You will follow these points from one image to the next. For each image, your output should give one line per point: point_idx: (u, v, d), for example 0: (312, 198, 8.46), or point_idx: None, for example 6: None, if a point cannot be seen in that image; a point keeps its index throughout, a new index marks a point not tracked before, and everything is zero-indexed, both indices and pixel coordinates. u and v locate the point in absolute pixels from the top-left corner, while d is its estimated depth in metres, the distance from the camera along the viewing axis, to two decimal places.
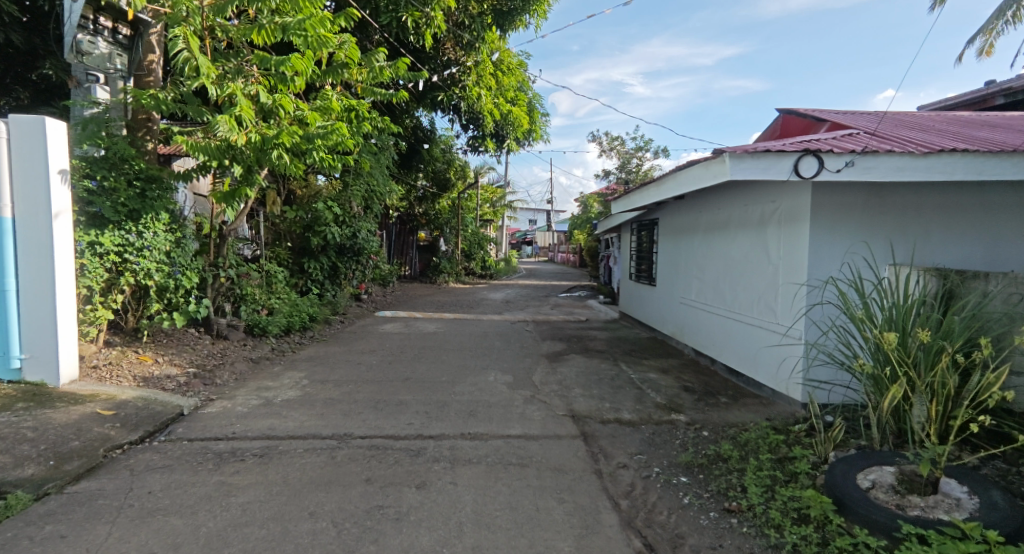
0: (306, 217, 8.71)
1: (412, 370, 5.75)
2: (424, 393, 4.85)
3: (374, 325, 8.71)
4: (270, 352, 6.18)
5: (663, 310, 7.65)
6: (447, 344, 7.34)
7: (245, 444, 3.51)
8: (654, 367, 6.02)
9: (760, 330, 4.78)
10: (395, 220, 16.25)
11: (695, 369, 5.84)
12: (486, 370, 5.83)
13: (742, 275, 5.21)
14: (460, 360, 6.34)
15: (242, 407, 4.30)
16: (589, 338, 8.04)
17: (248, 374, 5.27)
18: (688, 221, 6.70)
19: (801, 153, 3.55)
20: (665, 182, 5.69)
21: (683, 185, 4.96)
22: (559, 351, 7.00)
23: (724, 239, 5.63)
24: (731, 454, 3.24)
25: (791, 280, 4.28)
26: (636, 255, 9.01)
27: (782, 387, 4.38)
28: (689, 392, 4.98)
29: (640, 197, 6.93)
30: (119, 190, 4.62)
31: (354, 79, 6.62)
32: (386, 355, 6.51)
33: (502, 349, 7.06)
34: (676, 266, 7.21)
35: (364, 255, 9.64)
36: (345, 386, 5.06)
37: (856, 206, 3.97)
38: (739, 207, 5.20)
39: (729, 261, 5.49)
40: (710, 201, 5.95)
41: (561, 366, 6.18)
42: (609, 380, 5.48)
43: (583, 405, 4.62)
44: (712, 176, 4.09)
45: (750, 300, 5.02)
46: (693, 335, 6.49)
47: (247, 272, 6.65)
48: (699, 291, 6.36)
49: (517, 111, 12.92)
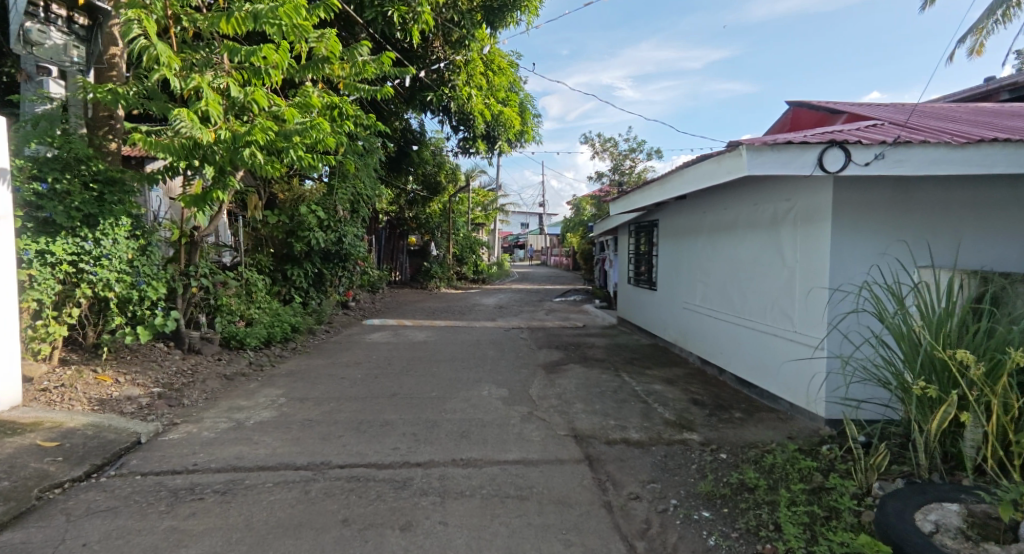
0: (289, 222, 8.29)
1: (400, 385, 5.34)
2: (412, 412, 4.44)
3: (361, 335, 8.28)
4: (248, 366, 5.75)
5: (664, 315, 7.31)
6: (438, 354, 6.94)
7: (207, 479, 3.08)
8: (658, 378, 5.67)
9: (774, 339, 4.45)
10: (384, 224, 15.82)
11: (702, 380, 5.49)
12: (480, 384, 5.44)
13: (751, 280, 4.89)
14: (451, 371, 5.95)
15: (209, 432, 3.88)
16: (587, 345, 7.68)
17: (220, 392, 4.85)
18: (691, 222, 6.36)
19: (827, 145, 3.20)
20: (668, 181, 5.34)
21: (689, 184, 4.61)
22: (556, 361, 6.63)
23: (731, 241, 5.30)
24: (758, 483, 2.88)
25: (809, 286, 3.95)
26: (634, 258, 8.67)
27: (802, 401, 4.04)
28: (699, 406, 4.62)
29: (639, 197, 6.56)
30: (73, 193, 4.18)
31: (336, 75, 6.23)
32: (373, 368, 6.10)
33: (497, 359, 6.68)
34: (678, 269, 6.86)
35: (351, 261, 9.22)
36: (326, 404, 4.64)
37: (881, 203, 3.64)
38: (748, 206, 4.87)
39: (738, 265, 5.14)
40: (716, 201, 5.61)
41: (560, 377, 5.81)
42: (612, 393, 5.11)
43: (586, 423, 4.25)
44: (725, 172, 3.72)
45: (761, 307, 4.69)
46: (698, 342, 6.15)
47: (223, 281, 6.23)
48: (703, 296, 6.03)
49: (509, 111, 12.56)
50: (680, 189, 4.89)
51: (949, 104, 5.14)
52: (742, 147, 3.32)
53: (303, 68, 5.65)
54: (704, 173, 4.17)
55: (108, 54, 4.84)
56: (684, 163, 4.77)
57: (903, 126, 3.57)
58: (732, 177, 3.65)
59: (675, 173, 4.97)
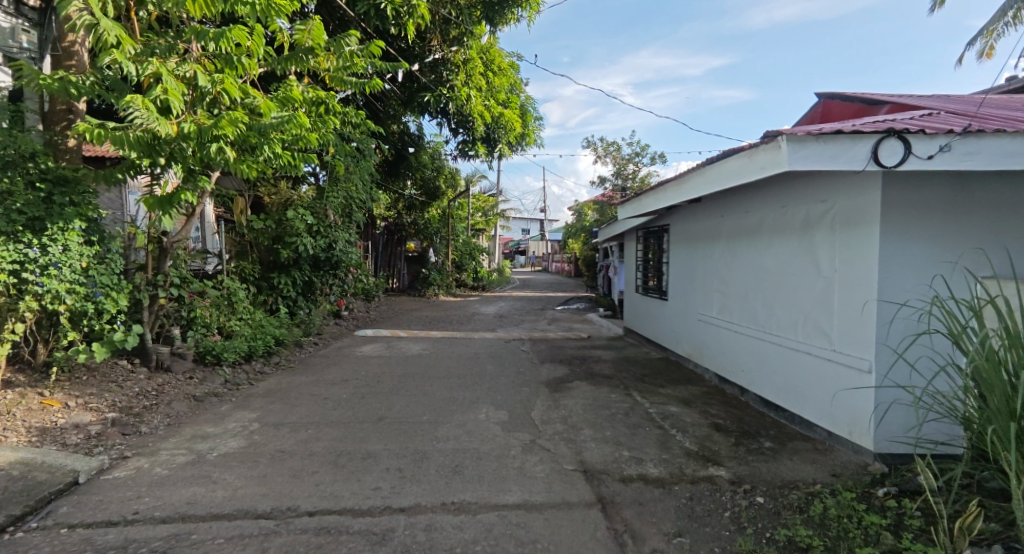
0: (276, 227, 7.83)
1: (388, 407, 4.83)
2: (400, 441, 3.93)
3: (352, 348, 7.78)
4: (222, 386, 5.22)
5: (675, 326, 6.83)
6: (432, 370, 6.42)
7: (145, 534, 2.57)
8: (673, 398, 5.16)
9: (808, 358, 3.96)
10: (381, 230, 15.34)
11: (721, 401, 4.98)
12: (478, 406, 4.92)
13: (779, 289, 4.40)
14: (446, 391, 5.43)
15: (163, 467, 3.37)
16: (593, 360, 7.15)
17: (186, 417, 4.34)
18: (707, 227, 5.87)
19: (884, 134, 2.69)
20: (684, 182, 4.89)
21: (712, 184, 4.14)
22: (560, 377, 6.12)
23: (754, 246, 4.82)
24: (813, 543, 2.37)
25: (853, 298, 3.46)
26: (642, 265, 8.19)
27: (843, 430, 3.54)
28: (722, 433, 4.10)
29: (650, 200, 6.07)
30: (16, 194, 3.73)
31: (322, 67, 5.77)
32: (360, 386, 5.58)
33: (496, 376, 6.16)
34: (691, 277, 6.37)
35: (343, 269, 8.77)
36: (303, 432, 4.13)
37: (938, 203, 3.15)
38: (775, 208, 4.40)
39: (764, 273, 4.66)
40: (737, 203, 5.13)
41: (564, 396, 5.29)
42: (623, 417, 4.60)
43: (595, 455, 3.73)
44: (759, 168, 3.24)
45: (792, 321, 4.20)
46: (715, 358, 5.65)
47: (198, 291, 5.74)
48: (721, 307, 5.54)
49: (510, 114, 12.11)
50: (701, 191, 4.42)
51: (996, 97, 4.66)
52: (781, 138, 2.83)
53: (283, 59, 5.21)
54: (731, 170, 3.68)
55: (65, 41, 4.38)
56: (705, 162, 4.31)
57: (962, 115, 3.10)
58: (765, 175, 3.16)
59: (695, 172, 4.51)
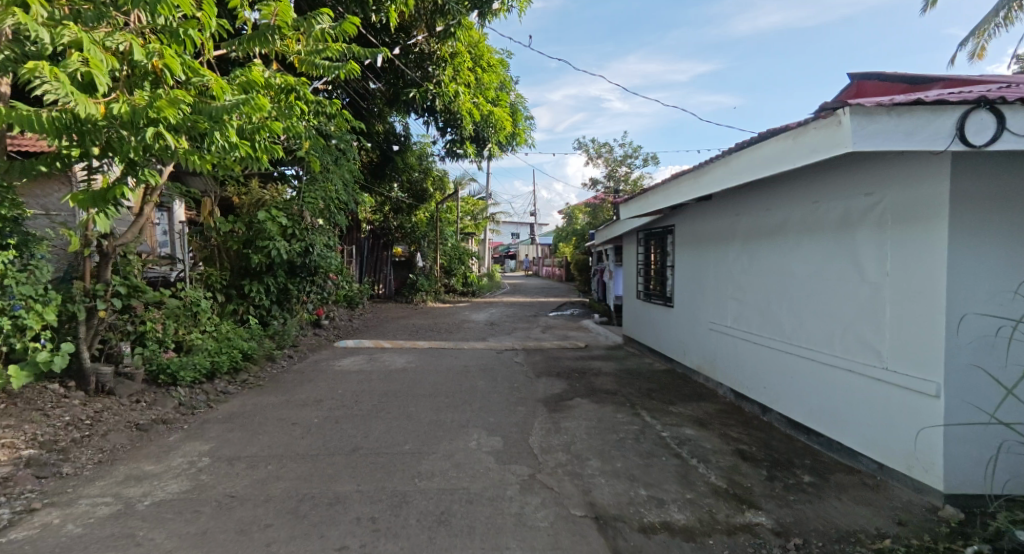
0: (247, 231, 7.21)
1: (365, 435, 4.21)
2: (375, 480, 3.33)
3: (331, 361, 7.14)
4: (174, 411, 4.54)
5: (682, 336, 6.30)
6: (418, 386, 5.80)
7: None
8: (686, 418, 4.61)
9: (849, 375, 3.45)
10: (366, 234, 14.64)
11: (741, 422, 4.44)
12: (468, 432, 4.31)
13: (809, 295, 3.90)
14: (432, 412, 4.83)
15: (78, 521, 2.73)
16: (593, 372, 6.59)
17: (125, 450, 3.69)
18: (718, 227, 5.37)
19: (974, 104, 2.22)
20: (702, 175, 4.39)
21: (741, 173, 3.65)
22: (559, 394, 5.54)
23: (776, 248, 4.32)
24: None
25: (911, 307, 2.97)
26: (643, 269, 7.66)
27: (901, 464, 3.04)
28: (751, 463, 3.55)
29: (657, 197, 5.57)
30: None
31: (292, 50, 5.18)
32: (335, 408, 4.94)
33: (488, 393, 5.56)
34: (700, 283, 5.85)
35: (321, 275, 8.16)
36: (261, 469, 3.49)
37: (1016, 197, 2.70)
38: (804, 204, 3.90)
39: (789, 279, 4.15)
40: (755, 199, 4.63)
41: (565, 418, 4.71)
42: (633, 443, 4.03)
43: (607, 494, 3.16)
44: (807, 153, 2.78)
45: (826, 333, 3.70)
46: (729, 372, 5.13)
47: (143, 307, 5.05)
48: (736, 316, 5.03)
49: (500, 112, 11.55)
50: (724, 184, 3.93)
51: None
52: (843, 111, 2.38)
53: (246, 39, 4.63)
54: (772, 155, 3.18)
55: None
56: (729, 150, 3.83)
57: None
58: (816, 160, 2.71)
59: (717, 163, 4.01)
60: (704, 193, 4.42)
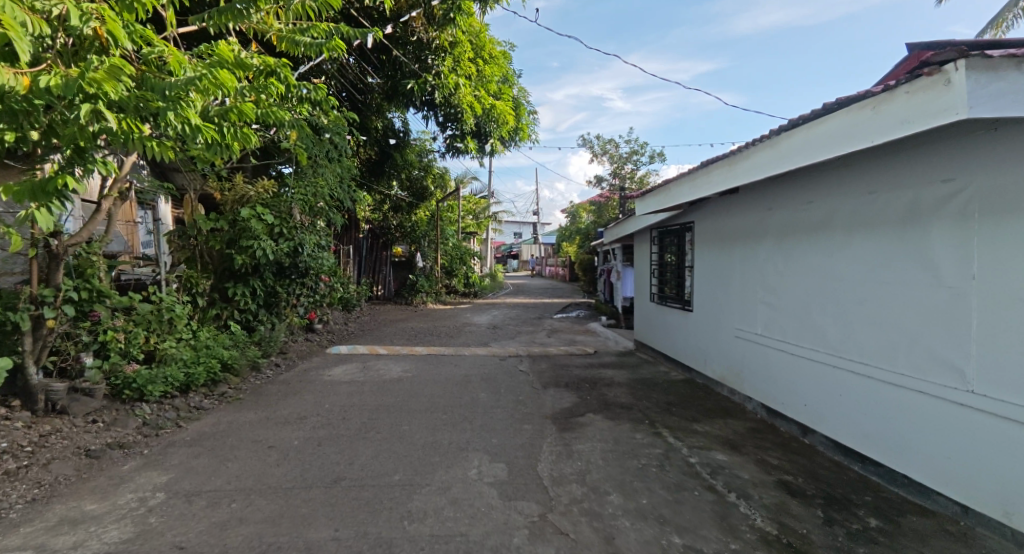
0: (230, 230, 6.64)
1: (350, 461, 3.69)
2: (356, 523, 2.80)
3: (321, 370, 6.63)
4: (136, 432, 4.02)
5: (702, 342, 5.76)
6: (413, 400, 5.26)
7: None
8: (715, 439, 4.07)
9: (918, 397, 2.92)
10: (365, 234, 14.12)
11: (777, 444, 3.90)
12: (468, 458, 3.77)
13: (861, 301, 3.38)
14: (428, 432, 4.30)
15: None
16: (605, 382, 6.05)
17: (67, 484, 3.17)
18: (745, 223, 4.84)
19: None
20: (738, 162, 3.92)
21: (794, 156, 3.20)
22: (569, 409, 5.00)
23: (817, 245, 3.80)
24: None
25: (1008, 317, 2.44)
26: (657, 270, 7.08)
27: (992, 508, 2.53)
28: (801, 499, 3.01)
29: (679, 189, 5.08)
30: None
31: (271, 26, 4.57)
32: (319, 427, 4.42)
33: (490, 408, 5.02)
34: (722, 284, 5.32)
35: (313, 276, 7.64)
36: (223, 509, 2.95)
37: None
38: (857, 194, 3.36)
39: (833, 282, 3.64)
40: (791, 190, 4.09)
41: (578, 439, 4.18)
42: (658, 472, 3.49)
43: (634, 542, 2.62)
44: (892, 125, 2.47)
45: (883, 345, 3.19)
46: (760, 385, 4.59)
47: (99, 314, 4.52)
48: (767, 322, 4.50)
49: (503, 105, 10.98)
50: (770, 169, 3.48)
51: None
52: (952, 67, 2.12)
53: (217, 12, 4.02)
54: (841, 131, 2.79)
55: None
56: (776, 131, 3.39)
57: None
58: (906, 133, 2.40)
59: (761, 147, 3.54)
60: (740, 182, 3.93)
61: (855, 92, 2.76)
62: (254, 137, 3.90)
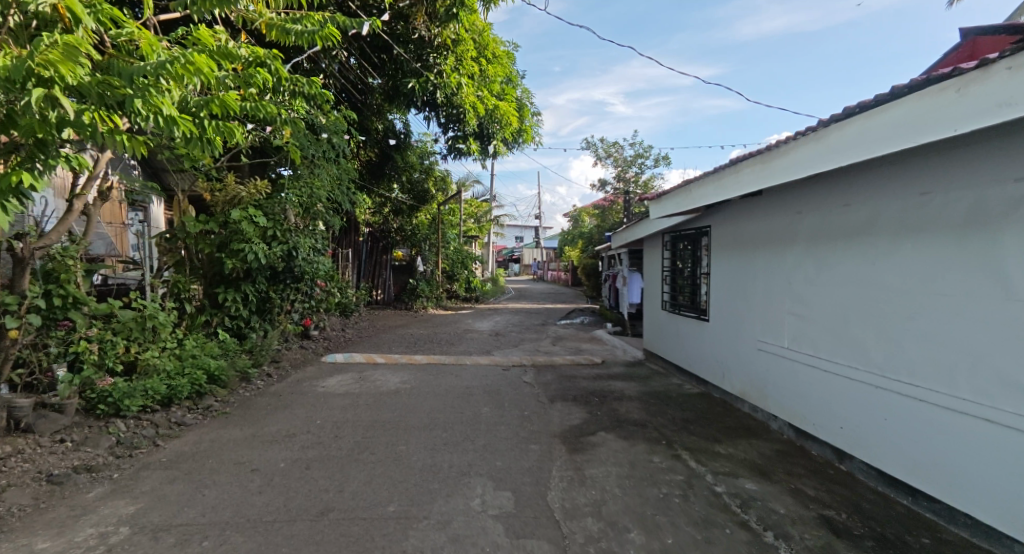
0: (221, 233, 6.31)
1: (340, 489, 3.34)
2: None
3: (315, 380, 6.29)
4: (108, 453, 3.67)
5: (720, 355, 5.41)
6: (411, 416, 4.90)
7: None
8: (741, 464, 3.71)
9: (988, 426, 2.61)
10: (365, 237, 13.81)
11: (811, 471, 3.56)
12: (470, 485, 3.42)
13: (910, 316, 3.07)
14: (427, 454, 3.94)
15: None
16: (615, 396, 5.69)
17: (20, 516, 2.82)
18: (770, 227, 4.50)
19: None
20: (774, 158, 3.63)
21: (851, 150, 2.94)
22: (579, 426, 4.63)
23: (856, 254, 3.47)
24: None
25: None
26: (670, 276, 6.73)
27: None
28: (848, 541, 2.66)
29: (701, 189, 4.75)
30: None
31: (260, 13, 4.26)
32: (309, 447, 4.08)
33: (495, 425, 4.66)
34: (742, 293, 4.98)
35: (308, 281, 7.31)
36: (193, 547, 2.61)
37: None
38: (905, 197, 3.06)
39: (876, 294, 3.32)
40: (825, 192, 3.76)
41: (590, 462, 3.82)
42: (682, 504, 3.13)
43: None
44: (985, 109, 2.24)
45: (940, 366, 2.87)
46: (786, 403, 4.26)
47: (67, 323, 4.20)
48: (794, 335, 4.17)
49: (506, 106, 10.66)
50: (817, 165, 3.20)
51: None
52: None
53: None
54: (916, 116, 2.54)
55: None
56: (826, 122, 3.14)
57: None
58: (1006, 115, 2.17)
59: (805, 141, 3.27)
60: (775, 181, 3.64)
61: (931, 73, 2.52)
62: (238, 131, 3.61)
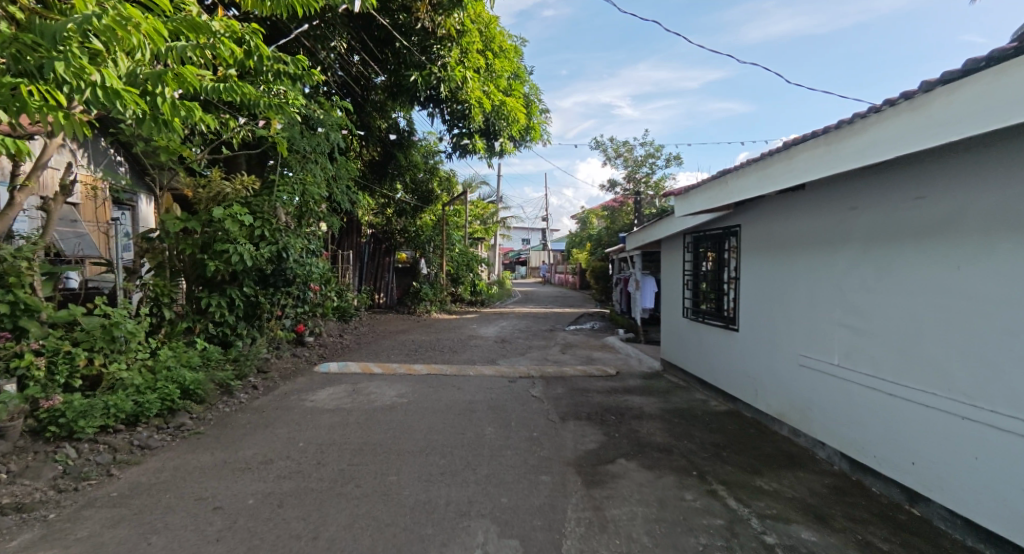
0: (205, 233, 5.80)
1: (314, 535, 2.79)
2: None
3: (305, 392, 5.78)
4: (50, 486, 3.17)
5: (751, 369, 4.83)
6: (406, 438, 4.35)
7: None
8: (792, 505, 3.12)
9: None
10: (366, 238, 13.31)
11: (877, 515, 2.98)
12: (469, 530, 2.87)
13: (1013, 333, 2.49)
14: (421, 488, 3.38)
15: None
16: (634, 413, 5.11)
17: None
18: (817, 225, 3.91)
19: None
20: (840, 140, 3.06)
21: (955, 121, 2.36)
22: (596, 452, 4.06)
23: (934, 256, 2.89)
24: None
25: None
26: (692, 281, 6.14)
27: None
28: None
29: (740, 181, 4.18)
30: None
31: None
32: (286, 477, 3.55)
33: (500, 450, 4.09)
34: (780, 300, 4.39)
35: (301, 284, 6.84)
36: None
37: None
38: (1010, 187, 2.48)
39: (962, 305, 2.73)
40: (892, 184, 3.18)
41: (611, 499, 3.25)
42: None
43: None
44: None
45: None
46: (837, 429, 3.68)
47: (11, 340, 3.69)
48: (848, 350, 3.58)
49: (513, 102, 10.17)
50: (906, 143, 2.63)
51: None
52: None
53: None
54: None
55: None
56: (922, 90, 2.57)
57: None
58: None
59: (888, 115, 2.70)
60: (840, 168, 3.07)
61: None
62: (200, 111, 3.14)
